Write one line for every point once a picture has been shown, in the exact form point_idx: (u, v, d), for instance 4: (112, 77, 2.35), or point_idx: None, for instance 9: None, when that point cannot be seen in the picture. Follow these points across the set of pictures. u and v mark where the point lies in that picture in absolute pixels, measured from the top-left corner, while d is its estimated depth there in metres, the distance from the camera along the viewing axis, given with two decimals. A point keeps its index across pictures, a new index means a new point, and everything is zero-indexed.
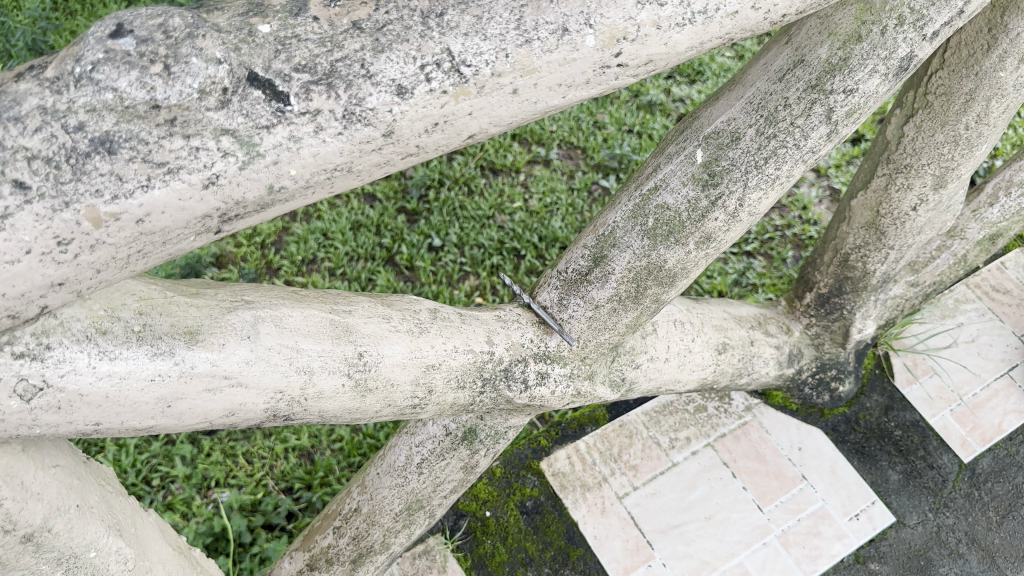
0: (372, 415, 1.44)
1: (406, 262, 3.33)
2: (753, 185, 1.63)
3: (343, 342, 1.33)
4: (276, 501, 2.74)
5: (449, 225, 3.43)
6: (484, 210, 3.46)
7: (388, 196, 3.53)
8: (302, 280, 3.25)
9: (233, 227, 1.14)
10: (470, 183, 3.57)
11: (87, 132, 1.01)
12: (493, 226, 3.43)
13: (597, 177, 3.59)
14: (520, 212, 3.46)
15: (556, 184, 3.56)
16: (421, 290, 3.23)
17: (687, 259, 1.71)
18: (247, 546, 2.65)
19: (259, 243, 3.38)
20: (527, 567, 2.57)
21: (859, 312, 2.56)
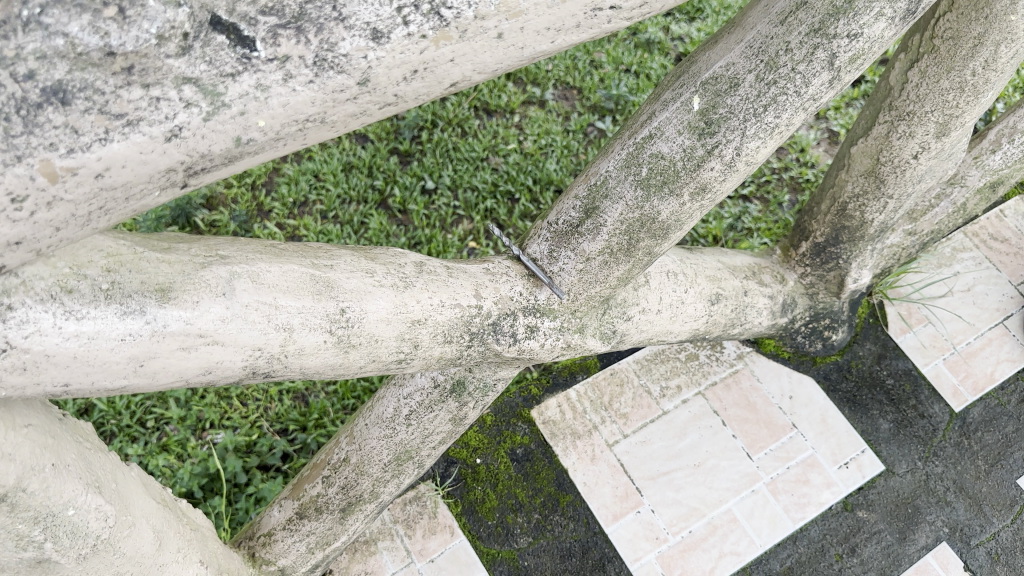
0: (356, 371, 1.41)
1: (399, 206, 3.27)
2: (751, 133, 1.56)
3: (324, 298, 1.29)
4: (271, 442, 2.74)
5: (443, 166, 3.36)
6: (478, 151, 3.38)
7: (380, 136, 3.44)
8: (294, 223, 3.20)
9: (201, 180, 1.09)
10: (464, 125, 3.48)
11: (38, 80, 0.94)
12: (487, 168, 3.36)
13: (594, 119, 3.50)
14: (514, 154, 3.39)
15: (552, 125, 3.47)
16: (413, 235, 3.18)
17: (681, 211, 1.66)
18: (243, 486, 2.67)
19: (250, 184, 3.32)
20: (517, 513, 2.57)
21: (855, 262, 2.53)
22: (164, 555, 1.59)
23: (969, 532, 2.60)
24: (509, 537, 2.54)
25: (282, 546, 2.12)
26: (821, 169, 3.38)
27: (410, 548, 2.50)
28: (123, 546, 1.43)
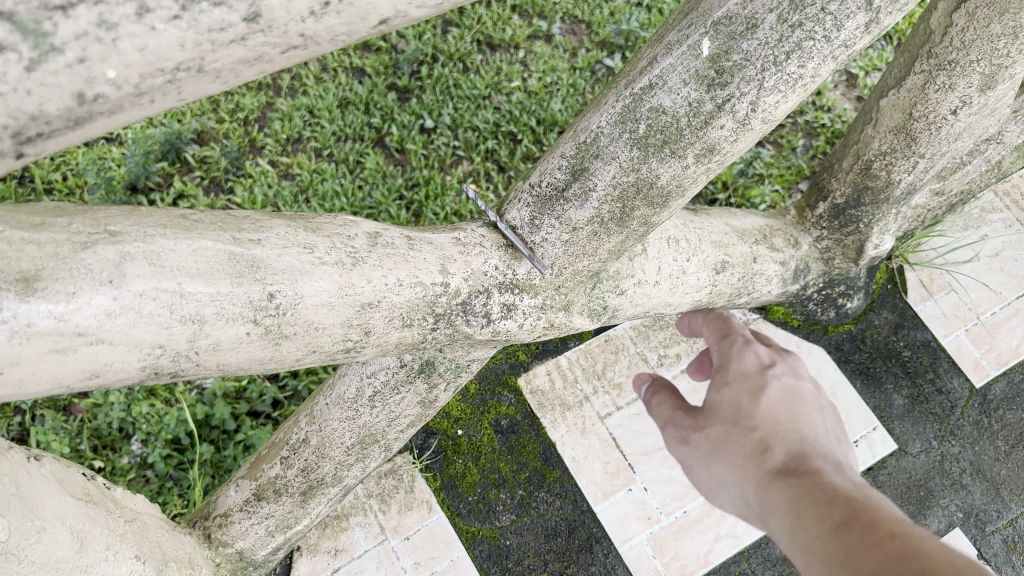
0: (293, 364, 1.21)
1: (396, 144, 3.01)
2: (770, 86, 1.32)
3: (246, 282, 1.09)
4: (261, 388, 2.55)
5: (443, 104, 3.08)
6: (480, 88, 3.09)
7: (378, 71, 3.16)
8: (287, 160, 2.96)
9: (39, 149, 0.83)
10: (466, 60, 3.20)
11: None
12: (490, 107, 3.08)
13: (602, 56, 3.22)
14: (518, 92, 3.10)
15: (558, 62, 3.18)
16: (411, 175, 2.93)
17: (683, 175, 1.42)
18: (231, 433, 2.51)
19: (242, 119, 3.07)
20: (500, 488, 2.40)
21: (877, 227, 2.29)
22: (89, 556, 1.42)
23: (984, 518, 2.42)
24: (491, 514, 2.36)
25: (240, 528, 1.95)
26: (838, 115, 3.10)
27: (383, 524, 2.33)
28: (31, 554, 1.26)
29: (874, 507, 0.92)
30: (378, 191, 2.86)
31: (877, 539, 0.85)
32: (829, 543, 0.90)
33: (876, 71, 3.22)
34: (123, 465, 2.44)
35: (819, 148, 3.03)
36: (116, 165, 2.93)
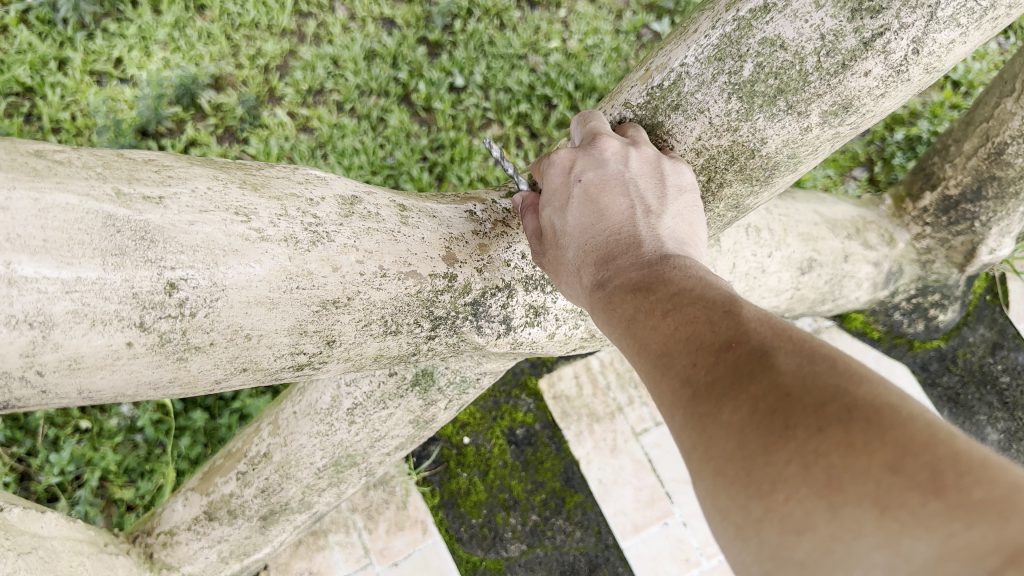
0: (211, 386, 0.82)
1: (424, 103, 2.41)
2: (946, 14, 0.88)
3: (127, 263, 0.68)
4: None
5: (475, 62, 2.47)
6: (516, 48, 2.48)
7: (409, 22, 2.51)
8: (308, 113, 2.33)
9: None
10: (503, 16, 2.56)
11: None
12: (525, 68, 2.47)
13: (650, 19, 2.57)
14: (557, 53, 2.49)
15: (602, 23, 2.54)
16: (436, 136, 2.36)
17: (799, 141, 0.99)
18: (229, 401, 1.98)
19: (263, 67, 2.40)
20: (509, 512, 2.02)
21: (997, 228, 1.85)
22: None
23: None
24: (497, 542, 2.00)
25: (187, 550, 1.57)
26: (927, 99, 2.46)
27: (368, 546, 1.98)
28: None
29: (663, 284, 0.78)
30: (400, 151, 2.29)
31: (656, 327, 0.74)
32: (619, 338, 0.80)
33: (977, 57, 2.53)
34: (111, 428, 1.89)
35: (878, 132, 2.36)
36: (129, 110, 2.27)
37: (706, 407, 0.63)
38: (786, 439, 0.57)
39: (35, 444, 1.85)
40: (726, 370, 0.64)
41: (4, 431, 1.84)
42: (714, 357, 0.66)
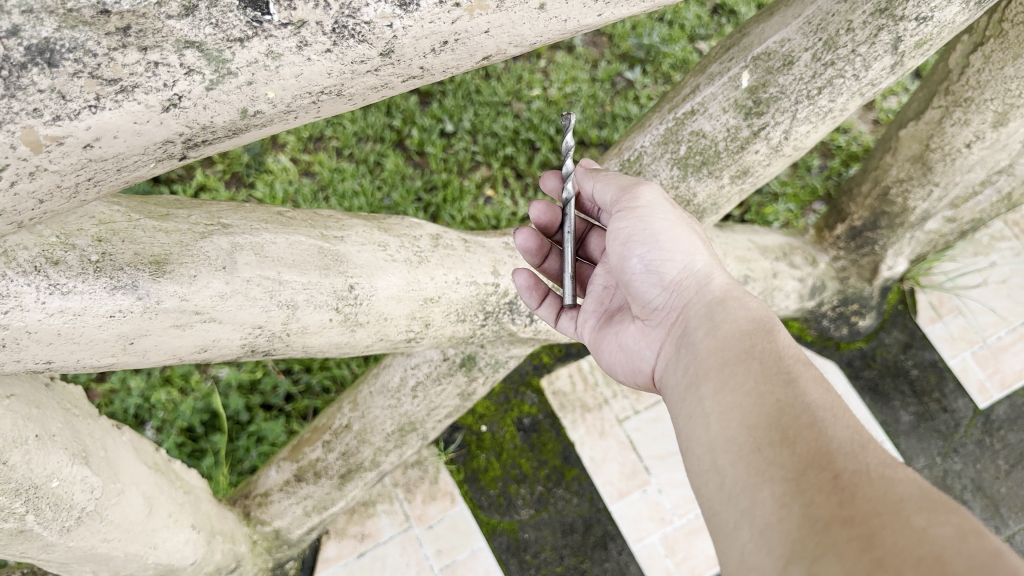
0: (362, 349, 1.33)
1: (417, 147, 2.87)
2: (802, 117, 1.42)
3: (331, 274, 1.20)
4: (275, 381, 2.33)
5: (463, 109, 2.94)
6: (501, 96, 2.98)
7: None
8: (308, 159, 2.78)
9: (202, 153, 0.84)
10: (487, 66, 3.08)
11: (23, 38, 0.69)
12: (509, 114, 2.96)
13: (622, 68, 3.12)
14: (538, 101, 3.00)
15: (579, 73, 3.08)
16: (429, 178, 2.80)
17: (718, 194, 1.54)
18: (243, 426, 2.31)
19: None
20: (520, 484, 2.54)
21: (892, 248, 2.40)
22: (155, 520, 1.54)
23: None
24: (511, 508, 2.51)
25: (278, 507, 2.05)
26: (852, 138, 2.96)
27: (408, 513, 2.48)
28: (110, 513, 1.37)
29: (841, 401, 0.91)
30: (397, 193, 2.73)
31: (837, 420, 0.87)
32: (755, 403, 0.93)
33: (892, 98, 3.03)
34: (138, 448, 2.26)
35: (836, 169, 2.91)
36: None
37: (892, 509, 0.74)
38: (981, 564, 0.66)
39: None
40: (917, 494, 0.75)
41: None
42: (904, 483, 0.77)
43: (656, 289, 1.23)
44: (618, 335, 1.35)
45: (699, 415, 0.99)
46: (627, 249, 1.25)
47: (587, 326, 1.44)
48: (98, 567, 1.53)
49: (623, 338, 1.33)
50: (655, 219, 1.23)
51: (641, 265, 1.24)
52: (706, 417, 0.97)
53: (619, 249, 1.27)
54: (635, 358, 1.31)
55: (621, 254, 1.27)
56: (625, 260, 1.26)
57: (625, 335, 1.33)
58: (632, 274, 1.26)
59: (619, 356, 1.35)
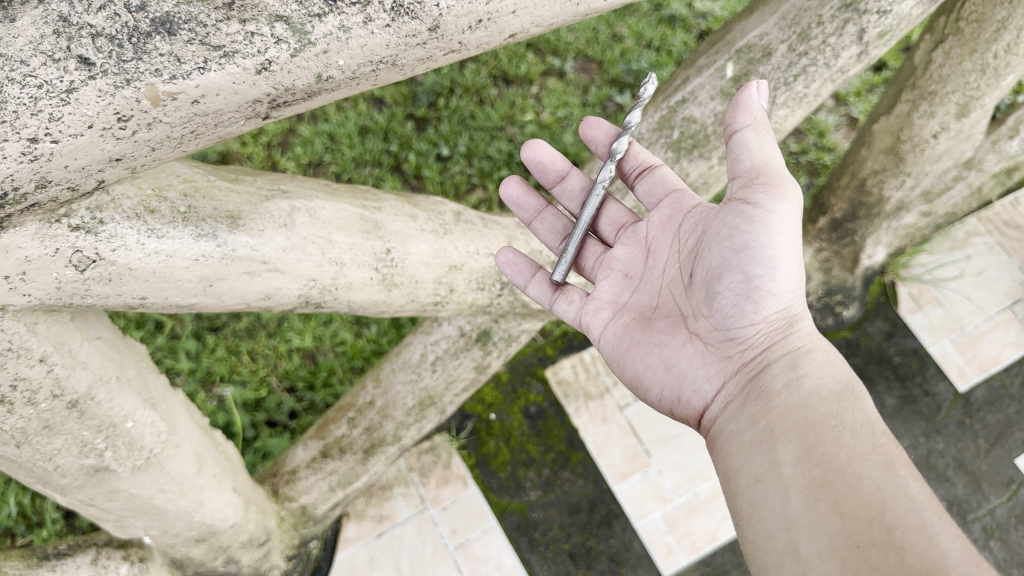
0: (396, 309, 1.50)
1: (413, 171, 2.91)
2: (781, 102, 1.59)
3: (372, 238, 1.37)
4: (278, 400, 2.47)
5: (459, 134, 2.99)
6: (495, 121, 3.00)
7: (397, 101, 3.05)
8: None
9: (281, 114, 1.01)
10: (481, 93, 3.09)
11: (149, 11, 0.88)
12: (504, 139, 3.00)
13: (613, 93, 3.10)
14: (531, 126, 3.01)
15: (570, 98, 3.08)
16: None
17: (709, 173, 1.71)
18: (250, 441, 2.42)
19: (265, 143, 2.93)
20: (528, 468, 2.69)
21: (870, 239, 2.59)
22: (203, 478, 1.68)
23: (966, 507, 2.69)
24: (520, 490, 2.65)
25: (306, 483, 2.18)
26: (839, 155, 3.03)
27: (423, 495, 2.63)
28: (168, 465, 1.52)
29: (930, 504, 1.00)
30: None
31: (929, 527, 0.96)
32: (849, 486, 1.02)
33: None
34: None
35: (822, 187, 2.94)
36: None
37: None
38: None
39: None
40: None
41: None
42: None
43: (742, 319, 1.28)
44: (657, 348, 1.37)
45: (780, 487, 1.07)
46: (736, 260, 1.28)
47: (601, 316, 1.49)
48: (151, 523, 1.69)
49: (666, 354, 1.35)
50: (774, 246, 1.27)
51: (740, 282, 1.27)
52: (787, 494, 1.06)
53: (728, 252, 1.29)
54: (673, 377, 1.34)
55: (723, 260, 1.29)
56: (724, 269, 1.29)
57: (670, 350, 1.35)
58: (724, 287, 1.29)
59: (651, 368, 1.37)
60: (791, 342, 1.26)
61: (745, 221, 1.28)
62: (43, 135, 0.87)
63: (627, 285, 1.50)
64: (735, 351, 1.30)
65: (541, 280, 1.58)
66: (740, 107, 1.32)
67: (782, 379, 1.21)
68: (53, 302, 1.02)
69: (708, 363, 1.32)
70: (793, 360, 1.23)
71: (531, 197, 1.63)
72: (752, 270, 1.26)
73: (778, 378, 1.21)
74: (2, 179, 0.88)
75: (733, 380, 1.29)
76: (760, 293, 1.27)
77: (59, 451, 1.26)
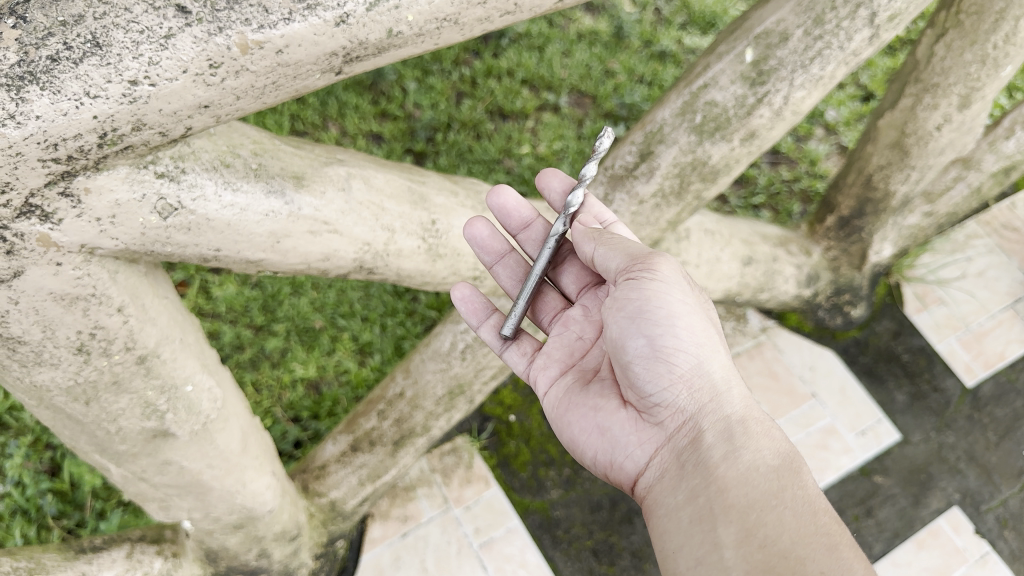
0: (438, 281, 1.57)
1: None
2: (799, 84, 1.68)
3: (419, 208, 1.44)
4: (282, 430, 2.38)
5: (456, 168, 2.88)
6: (492, 153, 2.91)
7: (394, 137, 2.92)
8: None
9: (352, 69, 1.09)
10: (478, 128, 2.97)
11: None
12: (502, 171, 2.89)
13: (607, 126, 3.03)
14: (528, 157, 2.93)
15: (566, 130, 2.99)
16: None
17: (730, 156, 1.79)
18: None
19: None
20: (549, 467, 2.63)
21: (877, 235, 2.67)
22: (247, 458, 1.68)
23: (978, 498, 2.60)
24: (542, 488, 2.59)
25: (335, 478, 2.18)
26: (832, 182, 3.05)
27: (447, 496, 2.56)
28: (217, 438, 1.55)
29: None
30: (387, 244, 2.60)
31: None
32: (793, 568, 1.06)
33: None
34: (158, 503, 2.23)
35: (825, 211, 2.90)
36: None
37: None
38: None
39: (84, 515, 2.21)
40: None
41: (57, 505, 2.20)
42: None
43: (660, 385, 1.31)
44: (592, 413, 1.41)
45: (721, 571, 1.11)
46: (638, 327, 1.33)
47: (546, 374, 1.54)
48: (196, 504, 1.67)
49: (601, 419, 1.40)
50: (670, 308, 1.33)
51: (648, 347, 1.32)
52: None
53: (625, 322, 1.35)
54: (610, 443, 1.38)
55: (625, 329, 1.35)
56: (631, 335, 1.34)
57: (606, 415, 1.40)
58: (632, 353, 1.34)
59: (589, 433, 1.41)
60: (719, 405, 1.28)
61: (636, 291, 1.34)
62: (142, 78, 0.95)
63: (578, 346, 1.55)
64: (663, 417, 1.33)
65: (495, 324, 1.60)
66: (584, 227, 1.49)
67: (719, 450, 1.23)
68: (135, 249, 1.10)
69: (641, 429, 1.35)
70: (725, 427, 1.25)
71: (497, 240, 1.54)
72: (654, 335, 1.32)
73: (711, 449, 1.24)
74: (103, 119, 0.96)
75: (665, 447, 1.32)
76: (673, 358, 1.31)
77: (124, 412, 1.30)
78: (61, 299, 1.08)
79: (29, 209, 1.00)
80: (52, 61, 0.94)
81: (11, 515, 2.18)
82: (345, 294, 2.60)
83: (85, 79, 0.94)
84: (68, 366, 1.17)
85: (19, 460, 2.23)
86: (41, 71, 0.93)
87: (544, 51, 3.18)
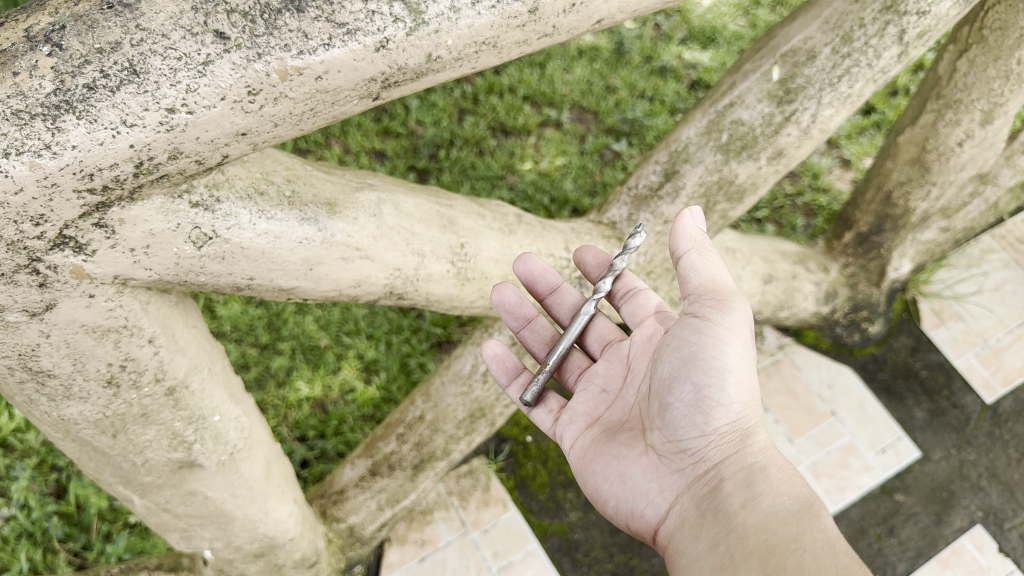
0: (466, 304, 1.55)
1: None
2: (827, 102, 1.67)
3: (448, 231, 1.42)
4: (287, 451, 2.33)
5: (458, 185, 2.84)
6: (495, 169, 2.87)
7: (396, 153, 2.89)
8: None
9: (390, 94, 1.10)
10: (481, 144, 2.95)
11: None
12: (505, 187, 2.85)
13: (609, 140, 3.00)
14: (530, 173, 2.90)
15: (568, 145, 2.96)
16: None
17: (757, 174, 1.78)
18: None
19: None
20: (567, 489, 2.52)
21: (896, 252, 2.63)
22: (270, 487, 1.63)
23: (1002, 516, 2.52)
24: (560, 510, 2.48)
25: (353, 503, 2.13)
26: (836, 196, 3.01)
27: (464, 519, 2.45)
28: (241, 466, 1.51)
29: None
30: None
31: None
32: None
33: (869, 157, 3.11)
34: None
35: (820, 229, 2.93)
36: None
37: None
38: None
39: (90, 538, 2.15)
40: None
41: (63, 528, 2.14)
42: None
43: (695, 433, 1.29)
44: (617, 461, 1.37)
45: None
46: (686, 370, 1.31)
47: (573, 428, 1.49)
48: (217, 533, 1.62)
49: (625, 467, 1.35)
50: (723, 361, 1.30)
51: (691, 394, 1.30)
52: None
53: (677, 362, 1.33)
54: (633, 493, 1.34)
55: (674, 372, 1.32)
56: (676, 379, 1.32)
57: (629, 463, 1.35)
58: (675, 398, 1.31)
59: (613, 483, 1.37)
60: (745, 455, 1.26)
61: (696, 335, 1.32)
62: (180, 105, 0.96)
63: (603, 399, 1.50)
64: (689, 464, 1.30)
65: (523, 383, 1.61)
66: (680, 233, 1.40)
67: (738, 499, 1.20)
68: (171, 276, 1.11)
69: (664, 478, 1.32)
70: (745, 475, 1.22)
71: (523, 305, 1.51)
72: (700, 380, 1.29)
73: (729, 497, 1.21)
74: (140, 148, 0.97)
75: (685, 497, 1.29)
76: (711, 404, 1.29)
77: (151, 443, 1.27)
78: (93, 331, 1.09)
79: (62, 241, 1.02)
80: (89, 90, 0.94)
81: (16, 539, 2.12)
82: (350, 311, 2.56)
83: (121, 107, 0.95)
84: (97, 399, 1.17)
85: (25, 483, 2.17)
86: (78, 99, 0.94)
87: (545, 66, 3.17)
